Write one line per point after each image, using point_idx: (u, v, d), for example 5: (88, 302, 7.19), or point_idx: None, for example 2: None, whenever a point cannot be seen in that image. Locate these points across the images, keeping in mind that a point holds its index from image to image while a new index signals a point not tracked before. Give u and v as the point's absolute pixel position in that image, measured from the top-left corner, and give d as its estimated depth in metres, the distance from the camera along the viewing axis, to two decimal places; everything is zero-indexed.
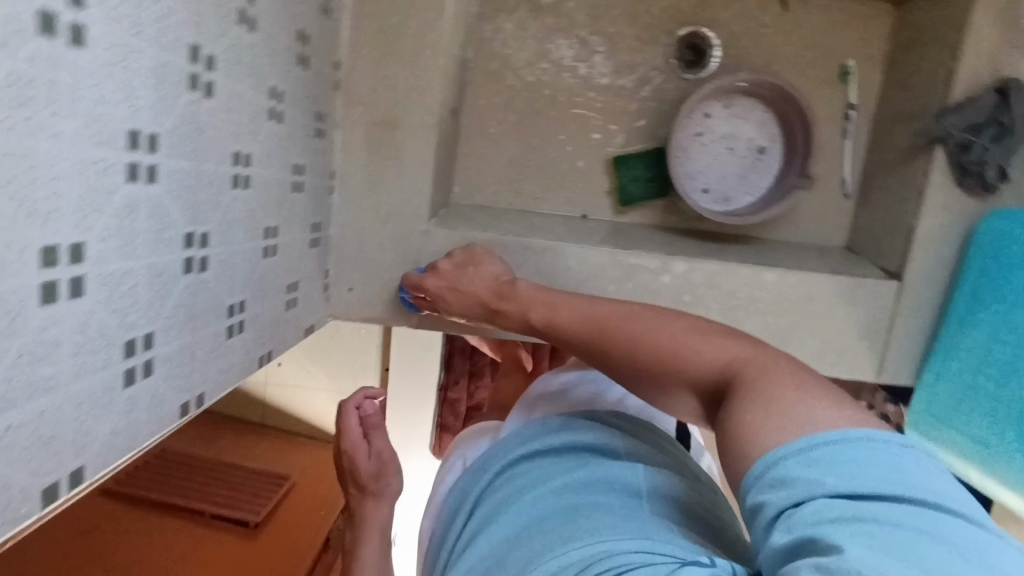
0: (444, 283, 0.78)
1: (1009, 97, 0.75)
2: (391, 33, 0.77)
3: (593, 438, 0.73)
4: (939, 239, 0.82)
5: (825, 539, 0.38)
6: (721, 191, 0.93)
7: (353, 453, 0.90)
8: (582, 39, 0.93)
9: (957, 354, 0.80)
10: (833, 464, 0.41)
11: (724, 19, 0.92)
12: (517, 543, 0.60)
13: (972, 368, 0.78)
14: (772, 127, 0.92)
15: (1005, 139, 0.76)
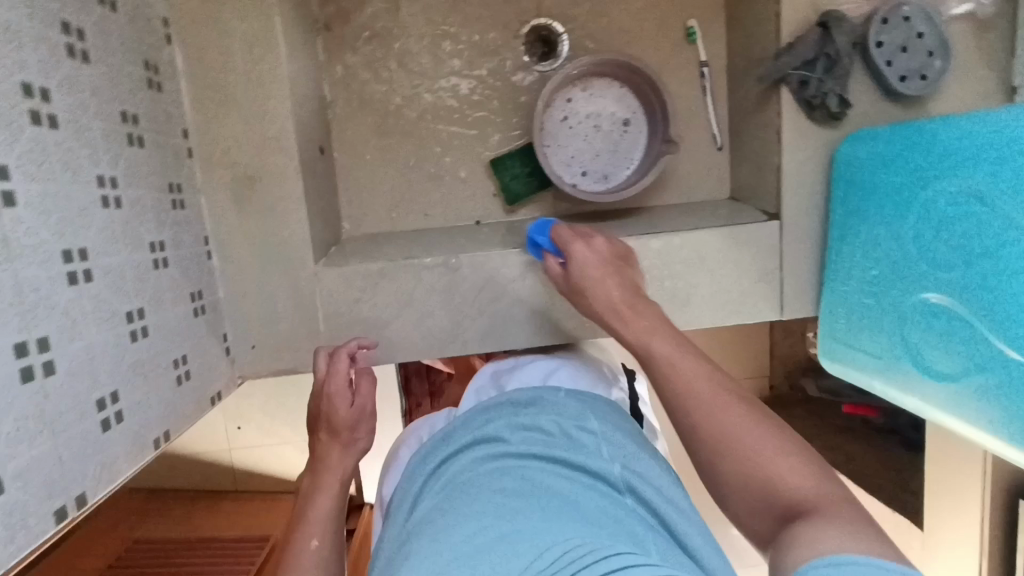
0: (598, 253, 0.79)
1: (830, 29, 0.79)
2: (231, 92, 0.78)
3: (562, 417, 0.75)
4: (806, 172, 0.86)
5: None
6: (599, 171, 0.96)
7: (334, 400, 0.80)
8: (431, 54, 0.95)
9: (842, 277, 0.82)
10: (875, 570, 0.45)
11: (563, 7, 0.94)
12: (465, 506, 0.62)
13: (856, 286, 0.80)
14: (631, 99, 0.95)
15: (837, 68, 0.80)
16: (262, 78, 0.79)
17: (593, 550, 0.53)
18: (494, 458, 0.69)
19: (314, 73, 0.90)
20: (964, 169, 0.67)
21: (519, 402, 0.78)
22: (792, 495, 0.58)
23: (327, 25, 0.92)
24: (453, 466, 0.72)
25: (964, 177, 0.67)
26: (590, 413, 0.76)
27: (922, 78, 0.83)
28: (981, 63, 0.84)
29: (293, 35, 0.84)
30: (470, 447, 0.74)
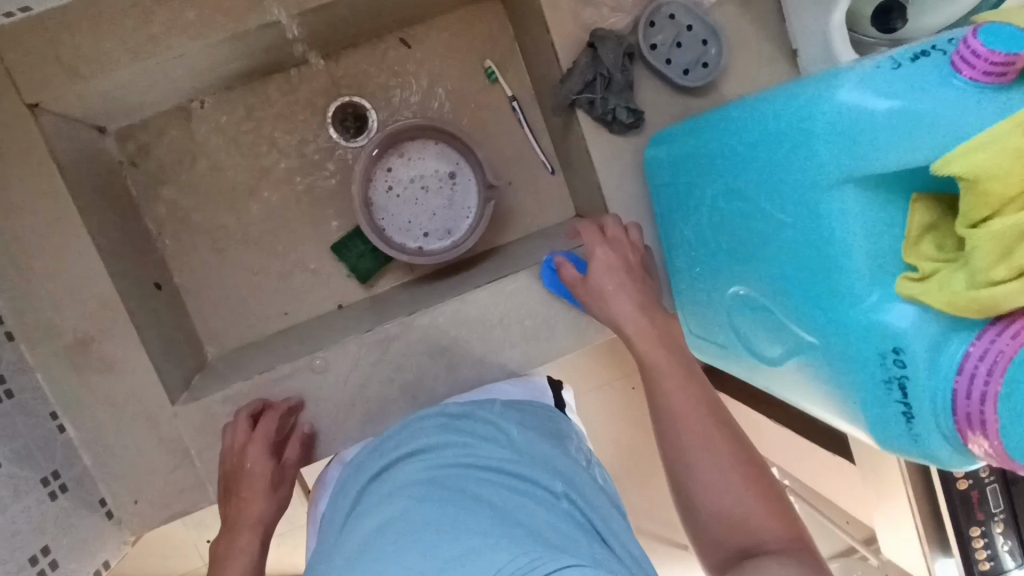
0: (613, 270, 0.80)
1: (597, 48, 0.81)
2: (36, 269, 0.78)
3: (497, 432, 0.78)
4: (625, 182, 0.87)
5: None
6: (440, 229, 0.96)
7: (251, 460, 0.79)
8: (246, 161, 0.95)
9: (680, 278, 0.82)
10: None
11: (360, 81, 0.95)
12: (402, 516, 0.63)
13: (690, 282, 0.80)
14: (450, 152, 0.95)
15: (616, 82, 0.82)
16: (63, 244, 0.78)
17: (528, 548, 0.54)
18: (423, 472, 0.71)
19: (129, 213, 0.90)
20: (727, 158, 0.66)
21: (455, 414, 0.81)
22: (756, 537, 0.63)
23: (133, 160, 0.92)
24: (376, 490, 0.73)
25: (729, 165, 0.66)
26: (523, 426, 0.80)
27: (704, 67, 0.85)
28: (757, 36, 0.86)
29: (90, 187, 0.84)
30: (402, 462, 0.75)
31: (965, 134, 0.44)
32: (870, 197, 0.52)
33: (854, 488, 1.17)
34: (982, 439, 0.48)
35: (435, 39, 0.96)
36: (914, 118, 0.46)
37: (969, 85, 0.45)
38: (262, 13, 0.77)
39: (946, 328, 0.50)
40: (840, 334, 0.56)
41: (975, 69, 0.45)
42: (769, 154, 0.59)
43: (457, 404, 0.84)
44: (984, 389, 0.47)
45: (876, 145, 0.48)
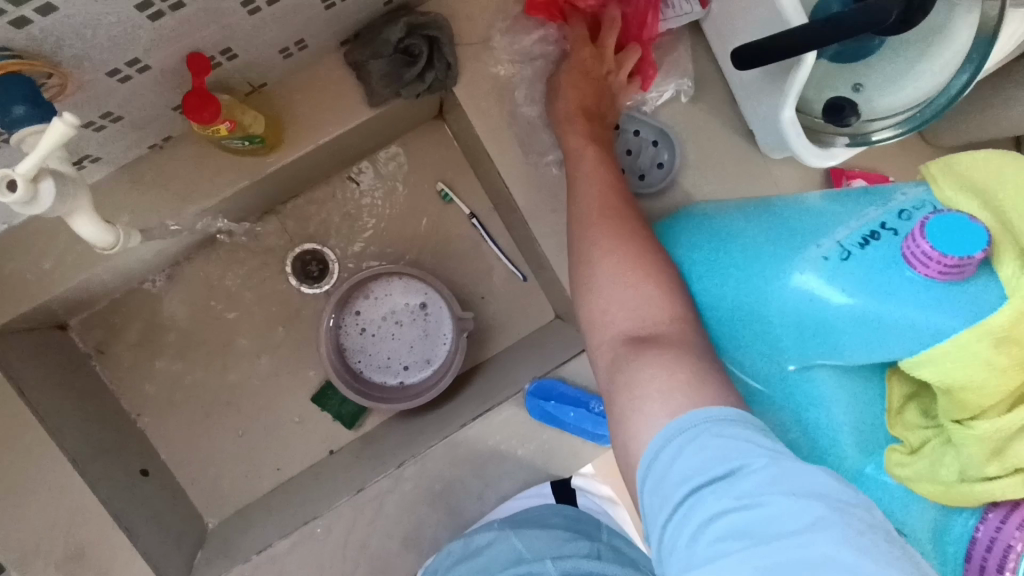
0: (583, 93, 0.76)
1: (438, 41, 0.76)
2: (15, 483, 0.71)
3: (509, 563, 0.76)
4: None
5: (674, 500, 0.42)
6: (418, 360, 0.93)
7: None
8: (212, 322, 0.93)
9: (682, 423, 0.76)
10: (677, 464, 0.42)
11: (315, 224, 0.94)
12: None
13: None
14: (417, 283, 0.92)
15: (455, 61, 0.77)
16: (45, 450, 0.72)
17: None
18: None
19: (103, 400, 0.87)
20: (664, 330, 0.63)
21: (457, 555, 0.78)
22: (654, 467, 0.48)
23: (99, 348, 0.90)
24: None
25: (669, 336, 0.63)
26: (530, 544, 0.78)
27: (659, 167, 0.81)
28: (712, 123, 0.83)
29: (58, 385, 0.81)
30: None
31: (939, 328, 0.44)
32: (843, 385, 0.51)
33: None
34: None
35: (384, 170, 0.95)
36: (874, 321, 0.46)
37: (927, 281, 0.44)
38: (206, 188, 0.74)
39: (943, 510, 0.48)
40: None
41: (930, 266, 0.43)
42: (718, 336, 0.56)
43: (459, 540, 0.79)
44: None
45: (844, 343, 0.49)
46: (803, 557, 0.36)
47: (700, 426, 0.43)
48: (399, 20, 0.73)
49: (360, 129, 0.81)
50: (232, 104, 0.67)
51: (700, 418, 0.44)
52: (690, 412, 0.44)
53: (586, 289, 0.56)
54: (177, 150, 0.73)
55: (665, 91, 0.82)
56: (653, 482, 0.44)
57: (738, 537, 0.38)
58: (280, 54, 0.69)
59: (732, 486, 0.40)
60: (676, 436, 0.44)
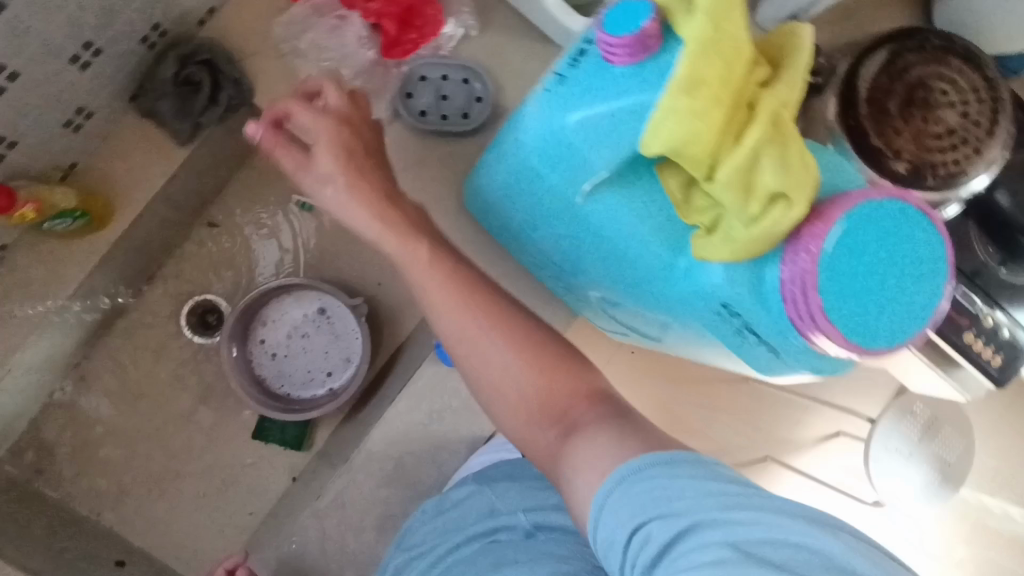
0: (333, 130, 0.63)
1: (213, 60, 0.77)
2: None
3: (478, 512, 0.77)
4: None
5: (642, 538, 0.45)
6: (338, 363, 0.95)
7: None
8: (135, 405, 0.94)
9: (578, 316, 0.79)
10: (638, 506, 0.45)
11: (196, 278, 0.96)
12: None
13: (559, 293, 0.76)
14: (308, 293, 0.94)
15: (240, 74, 0.78)
16: None
17: None
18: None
19: (57, 513, 0.88)
20: (516, 235, 0.67)
21: (434, 510, 0.82)
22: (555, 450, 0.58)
23: (37, 469, 0.91)
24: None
25: (522, 241, 0.67)
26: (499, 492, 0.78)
27: (478, 101, 0.83)
28: (506, 39, 0.85)
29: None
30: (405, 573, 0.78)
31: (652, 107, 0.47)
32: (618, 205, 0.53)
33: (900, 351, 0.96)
34: (830, 344, 0.48)
35: (240, 205, 0.97)
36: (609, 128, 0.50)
37: (631, 69, 0.47)
38: (60, 276, 0.76)
39: (751, 265, 0.50)
40: (677, 307, 0.57)
41: (622, 56, 0.47)
42: (528, 207, 0.60)
43: (433, 506, 0.81)
44: (810, 308, 0.47)
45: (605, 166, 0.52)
46: (775, 555, 0.41)
47: (647, 467, 0.47)
48: (166, 55, 0.76)
49: (184, 173, 0.83)
50: (37, 189, 0.70)
51: (637, 466, 0.47)
52: (636, 458, 0.48)
53: (466, 360, 0.60)
54: (14, 253, 0.75)
55: (453, 32, 0.84)
56: (605, 529, 0.47)
57: (703, 559, 0.42)
58: (66, 128, 0.71)
59: (689, 517, 0.44)
60: (620, 484, 0.47)
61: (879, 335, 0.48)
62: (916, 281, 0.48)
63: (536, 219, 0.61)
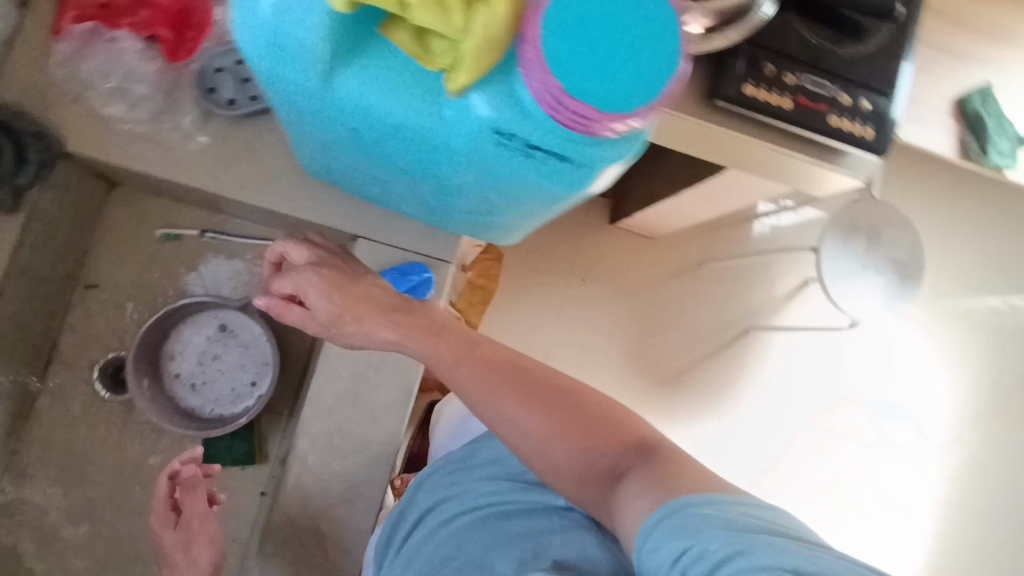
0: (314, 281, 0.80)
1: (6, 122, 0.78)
2: None
3: (498, 475, 0.87)
4: (318, 197, 0.89)
5: (708, 547, 0.56)
6: (255, 369, 0.98)
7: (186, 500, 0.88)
8: (83, 479, 0.96)
9: (451, 214, 0.81)
10: (681, 540, 0.57)
11: (95, 343, 0.98)
12: None
13: (419, 202, 0.78)
14: (204, 315, 0.98)
15: (41, 127, 0.80)
16: None
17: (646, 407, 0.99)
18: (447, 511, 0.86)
19: None
20: (329, 153, 0.69)
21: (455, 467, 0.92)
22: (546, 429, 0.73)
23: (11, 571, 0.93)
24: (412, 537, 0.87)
25: (339, 157, 0.69)
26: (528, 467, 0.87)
27: None
28: None
29: None
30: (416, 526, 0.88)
31: None
32: (369, 82, 0.53)
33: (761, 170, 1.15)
34: (598, 125, 0.51)
35: (111, 260, 0.99)
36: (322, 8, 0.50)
37: None
38: None
39: (505, 84, 0.52)
40: (478, 159, 0.59)
41: None
42: (319, 126, 0.62)
43: (447, 473, 0.91)
44: (560, 98, 0.49)
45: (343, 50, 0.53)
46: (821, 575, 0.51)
47: (718, 509, 0.59)
48: None
49: (34, 244, 0.84)
50: None
51: (680, 505, 0.60)
52: (687, 498, 0.60)
53: (486, 410, 0.75)
54: None
55: None
56: (650, 547, 0.59)
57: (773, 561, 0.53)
58: None
59: (745, 556, 0.54)
60: (690, 509, 0.59)
61: (632, 100, 0.49)
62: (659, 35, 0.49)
63: (333, 133, 0.62)
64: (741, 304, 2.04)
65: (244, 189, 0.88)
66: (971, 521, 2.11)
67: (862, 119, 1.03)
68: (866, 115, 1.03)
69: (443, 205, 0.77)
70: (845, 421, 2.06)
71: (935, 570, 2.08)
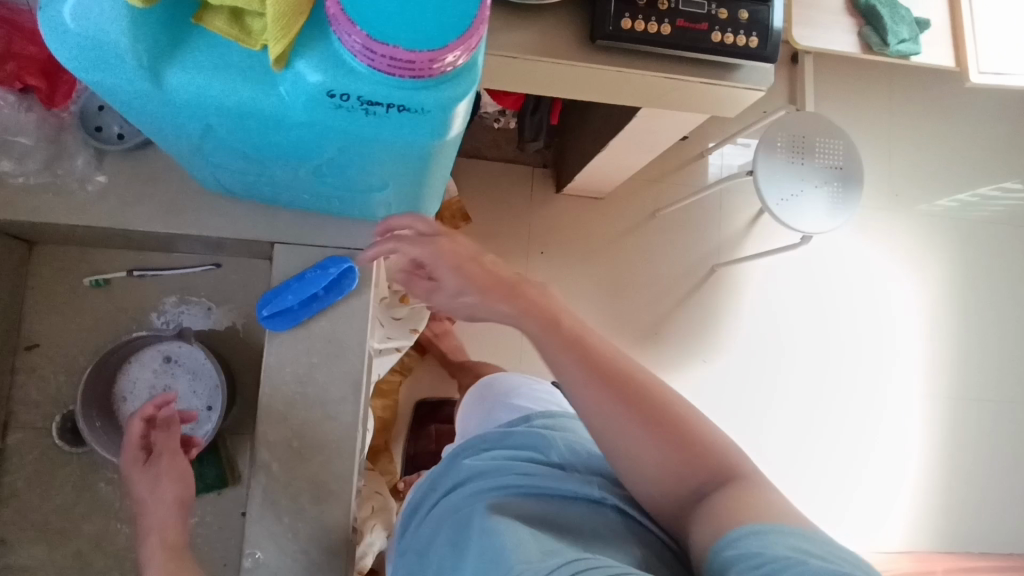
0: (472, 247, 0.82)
1: None
2: None
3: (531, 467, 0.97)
4: (227, 212, 0.91)
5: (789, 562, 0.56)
6: (206, 393, 1.00)
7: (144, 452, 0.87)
8: (64, 534, 0.98)
9: (350, 198, 0.83)
10: (768, 551, 0.58)
11: (46, 399, 0.99)
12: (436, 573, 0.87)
13: (312, 191, 0.80)
14: (147, 350, 1.00)
15: None
16: None
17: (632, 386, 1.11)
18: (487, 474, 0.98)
19: None
20: (204, 157, 0.71)
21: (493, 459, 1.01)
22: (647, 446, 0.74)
23: None
24: (449, 498, 0.99)
25: (215, 159, 0.71)
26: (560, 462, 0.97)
27: None
28: None
29: None
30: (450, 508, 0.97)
31: None
32: (196, 75, 0.55)
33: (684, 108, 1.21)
34: (415, 73, 0.52)
35: (46, 317, 1.00)
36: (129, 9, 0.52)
37: None
38: None
39: (322, 51, 0.53)
40: (328, 129, 0.60)
41: None
42: (177, 131, 0.64)
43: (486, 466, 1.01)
44: (369, 53, 0.51)
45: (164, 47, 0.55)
46: None
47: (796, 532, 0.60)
48: None
49: None
50: None
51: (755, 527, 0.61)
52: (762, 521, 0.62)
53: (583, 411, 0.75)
54: None
55: None
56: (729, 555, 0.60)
57: None
58: None
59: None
60: (768, 534, 0.60)
61: (435, 30, 0.50)
62: None
63: (192, 134, 0.64)
64: (703, 246, 2.05)
65: (153, 219, 0.89)
66: (979, 410, 2.10)
67: (745, 30, 1.05)
68: (748, 24, 1.05)
69: (334, 188, 0.78)
70: (836, 335, 2.06)
71: (965, 462, 2.06)
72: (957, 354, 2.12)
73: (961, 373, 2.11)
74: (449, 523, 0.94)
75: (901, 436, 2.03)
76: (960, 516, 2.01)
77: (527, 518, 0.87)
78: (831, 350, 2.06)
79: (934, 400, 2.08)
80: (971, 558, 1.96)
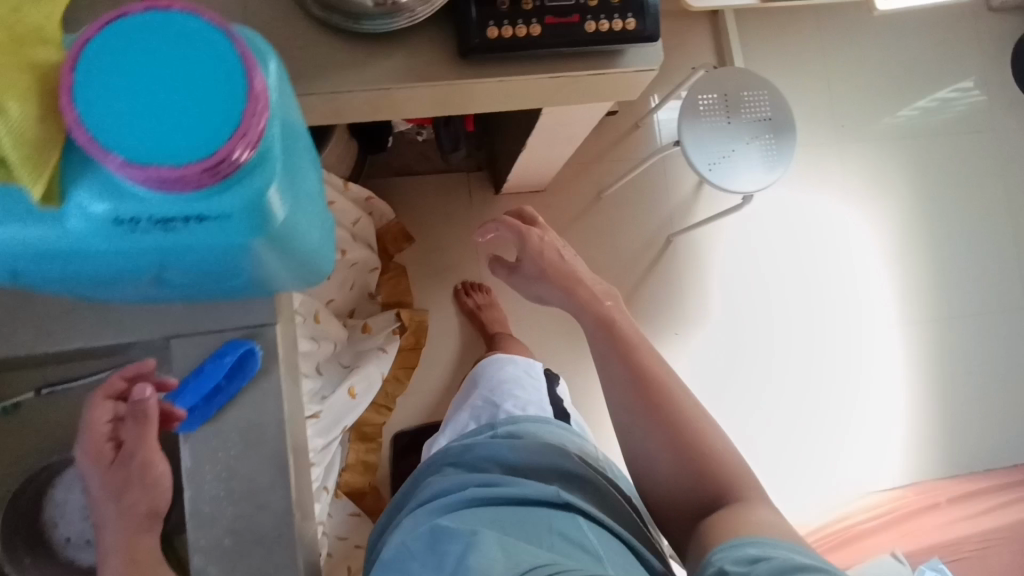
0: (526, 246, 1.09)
1: None
2: None
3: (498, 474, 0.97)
4: (110, 317, 0.87)
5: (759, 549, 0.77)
6: None
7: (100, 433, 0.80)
8: None
9: (225, 288, 0.78)
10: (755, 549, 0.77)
11: None
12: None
13: (183, 291, 0.76)
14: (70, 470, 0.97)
15: None
16: None
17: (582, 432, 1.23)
18: (454, 486, 0.97)
19: None
20: (47, 284, 0.66)
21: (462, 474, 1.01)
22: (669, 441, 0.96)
23: None
24: (415, 513, 0.97)
25: (59, 284, 0.67)
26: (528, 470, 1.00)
27: None
28: None
29: None
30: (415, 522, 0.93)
31: None
32: None
33: (585, 102, 1.17)
34: (196, 182, 0.47)
35: None
36: None
37: None
38: None
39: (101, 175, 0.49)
40: (141, 253, 0.55)
41: None
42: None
43: (458, 479, 0.99)
44: (138, 174, 0.46)
45: None
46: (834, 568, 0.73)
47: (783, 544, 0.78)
48: None
49: None
50: None
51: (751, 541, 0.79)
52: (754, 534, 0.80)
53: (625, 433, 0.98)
54: None
55: None
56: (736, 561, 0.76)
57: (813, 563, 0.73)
58: None
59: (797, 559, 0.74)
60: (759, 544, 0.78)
61: (178, 144, 0.46)
62: (214, 77, 0.46)
63: (12, 272, 0.59)
64: (656, 216, 2.01)
65: (34, 340, 0.85)
66: (960, 326, 2.08)
67: (619, 13, 1.00)
68: (621, 7, 1.00)
69: (202, 286, 0.74)
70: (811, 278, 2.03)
71: (960, 378, 2.04)
72: (929, 274, 2.09)
73: (937, 292, 2.08)
74: (411, 530, 0.88)
75: (888, 370, 2.01)
76: (957, 437, 2.00)
77: (509, 526, 0.84)
78: (799, 302, 2.02)
79: (914, 325, 2.05)
80: (974, 477, 1.95)
